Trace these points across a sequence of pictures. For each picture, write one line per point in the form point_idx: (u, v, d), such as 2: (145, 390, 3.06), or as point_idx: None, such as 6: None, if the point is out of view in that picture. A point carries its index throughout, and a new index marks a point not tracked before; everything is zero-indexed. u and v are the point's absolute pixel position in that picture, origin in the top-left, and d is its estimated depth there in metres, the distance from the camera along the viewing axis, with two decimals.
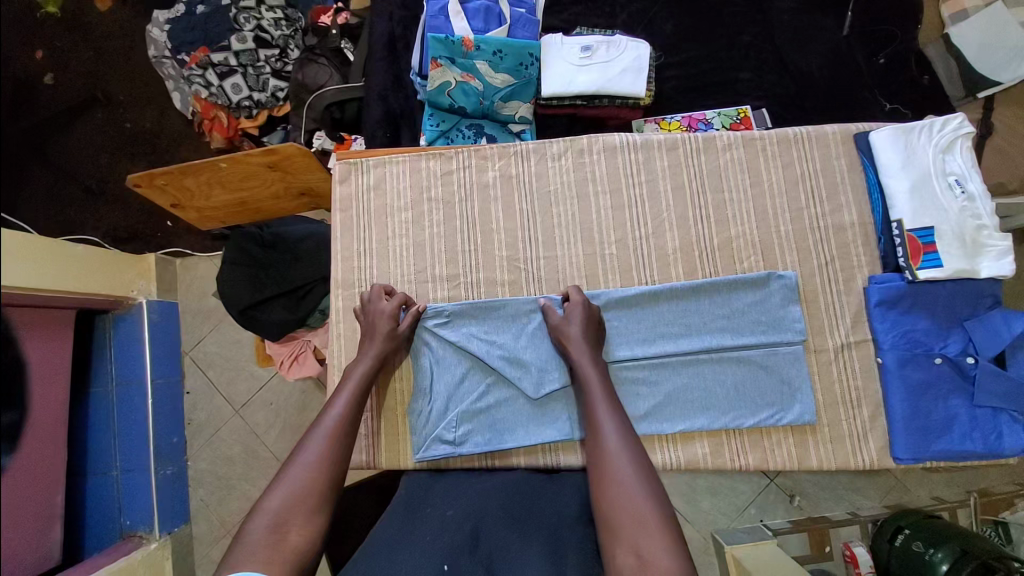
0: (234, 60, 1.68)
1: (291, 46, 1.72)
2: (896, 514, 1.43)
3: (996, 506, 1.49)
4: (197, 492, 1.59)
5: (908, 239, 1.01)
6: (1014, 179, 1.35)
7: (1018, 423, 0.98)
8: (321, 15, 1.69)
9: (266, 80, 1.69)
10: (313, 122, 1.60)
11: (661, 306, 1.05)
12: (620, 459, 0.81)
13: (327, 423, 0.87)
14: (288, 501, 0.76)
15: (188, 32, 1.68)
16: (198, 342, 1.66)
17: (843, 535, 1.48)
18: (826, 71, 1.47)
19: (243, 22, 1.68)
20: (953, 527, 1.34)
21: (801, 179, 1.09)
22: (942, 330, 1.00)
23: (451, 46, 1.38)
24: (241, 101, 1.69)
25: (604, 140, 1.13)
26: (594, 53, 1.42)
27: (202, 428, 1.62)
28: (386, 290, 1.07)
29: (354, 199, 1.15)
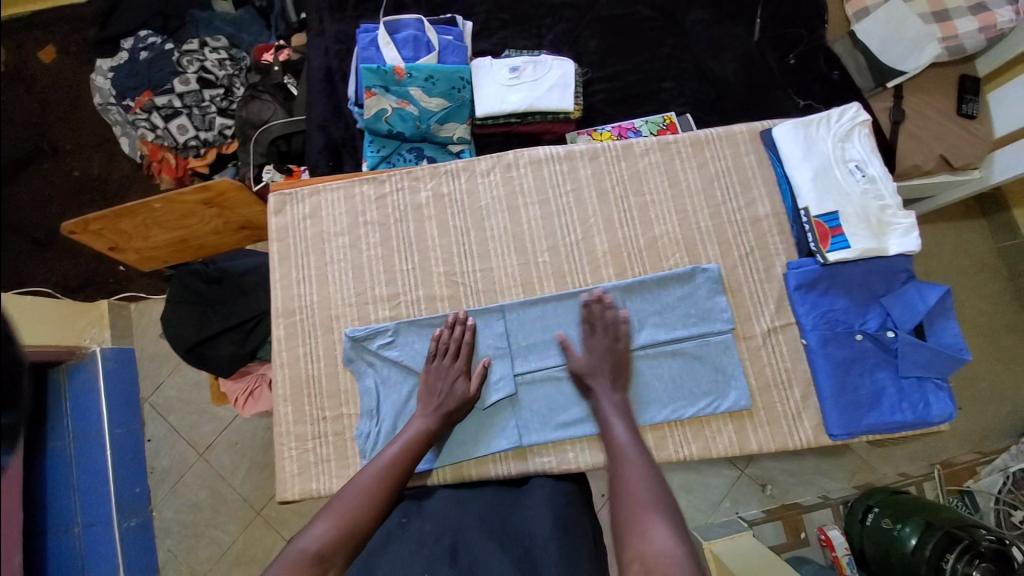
0: (178, 102, 1.70)
1: (236, 84, 1.76)
2: (867, 493, 1.51)
3: (961, 475, 1.63)
4: (165, 543, 1.54)
5: (816, 224, 1.05)
6: (929, 159, 1.51)
7: (942, 389, 1.03)
8: (263, 53, 1.75)
9: (212, 118, 1.72)
10: (261, 156, 1.65)
11: (596, 306, 1.08)
12: (637, 484, 0.83)
13: (380, 467, 0.91)
14: (330, 538, 0.81)
15: (131, 78, 1.72)
16: (158, 387, 1.63)
17: (817, 521, 1.54)
18: (740, 76, 1.56)
19: (186, 64, 1.71)
20: (918, 500, 1.42)
21: (715, 177, 1.14)
22: (860, 307, 1.05)
23: (383, 75, 1.44)
24: (188, 141, 1.71)
25: (529, 155, 1.17)
26: (522, 72, 1.49)
27: (165, 476, 1.58)
28: (454, 345, 1.05)
29: (290, 228, 1.15)
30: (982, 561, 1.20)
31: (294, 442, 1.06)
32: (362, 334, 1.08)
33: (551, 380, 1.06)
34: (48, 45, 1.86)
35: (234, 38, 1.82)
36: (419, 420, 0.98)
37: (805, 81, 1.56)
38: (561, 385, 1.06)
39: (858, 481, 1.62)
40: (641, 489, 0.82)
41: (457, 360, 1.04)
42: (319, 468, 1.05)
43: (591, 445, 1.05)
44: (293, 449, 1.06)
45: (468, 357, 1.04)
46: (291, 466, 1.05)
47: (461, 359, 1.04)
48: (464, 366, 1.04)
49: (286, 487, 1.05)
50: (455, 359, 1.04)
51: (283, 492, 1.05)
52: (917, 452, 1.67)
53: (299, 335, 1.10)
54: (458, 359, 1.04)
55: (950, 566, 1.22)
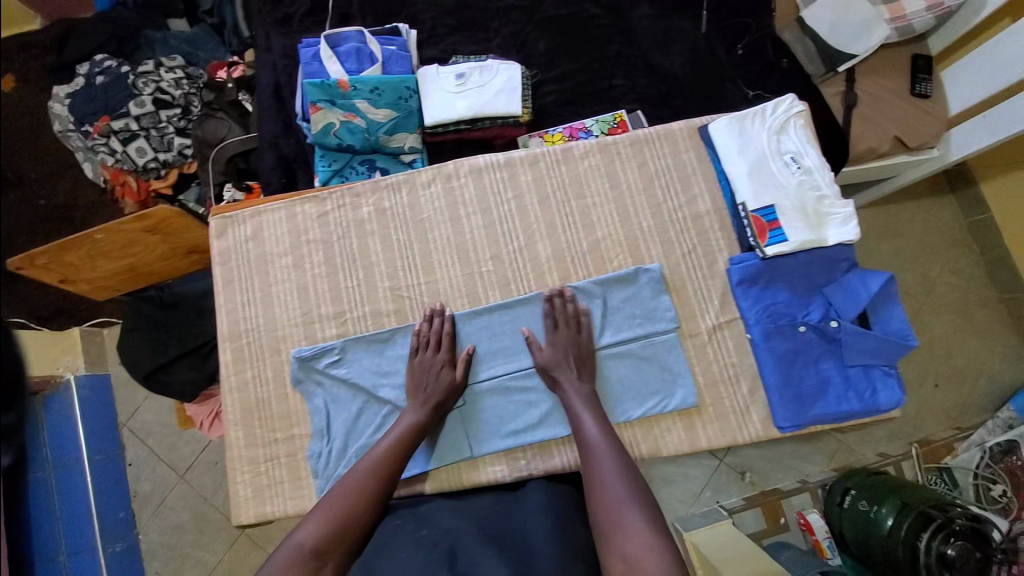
0: (135, 124, 1.68)
1: (193, 103, 1.74)
2: (845, 476, 1.49)
3: (939, 453, 1.64)
4: (151, 565, 1.54)
5: (754, 219, 1.05)
6: (884, 141, 1.50)
7: (890, 376, 1.02)
8: (217, 70, 1.73)
9: (171, 139, 1.70)
10: (220, 174, 1.64)
11: (541, 311, 1.08)
12: (610, 482, 0.85)
13: (372, 461, 0.92)
14: (323, 536, 0.82)
15: (87, 104, 1.71)
16: (134, 412, 1.62)
17: (796, 505, 1.56)
18: (687, 69, 1.56)
19: (142, 86, 1.70)
20: (896, 480, 1.42)
21: (655, 176, 1.14)
22: (803, 299, 1.04)
23: (328, 90, 1.42)
24: (148, 163, 1.69)
25: (469, 163, 1.16)
26: (467, 79, 1.48)
27: (149, 498, 1.58)
28: (437, 336, 1.06)
29: (233, 251, 1.15)
30: (958, 539, 1.21)
31: (246, 466, 1.05)
32: (309, 354, 1.07)
33: (499, 389, 1.06)
34: (7, 73, 1.84)
35: (190, 55, 1.79)
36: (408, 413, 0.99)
37: (754, 68, 1.57)
38: (510, 392, 1.06)
39: (837, 464, 1.64)
40: (616, 486, 0.84)
41: (439, 351, 1.04)
42: (273, 491, 1.04)
43: (542, 452, 1.05)
44: (245, 473, 1.05)
45: (451, 346, 1.05)
46: (245, 491, 1.05)
47: (442, 350, 1.04)
48: (447, 355, 1.04)
49: (241, 512, 1.04)
50: (436, 350, 1.04)
51: (238, 516, 1.04)
52: (896, 432, 1.68)
53: (247, 358, 1.10)
54: (441, 350, 1.04)
55: (926, 545, 1.22)
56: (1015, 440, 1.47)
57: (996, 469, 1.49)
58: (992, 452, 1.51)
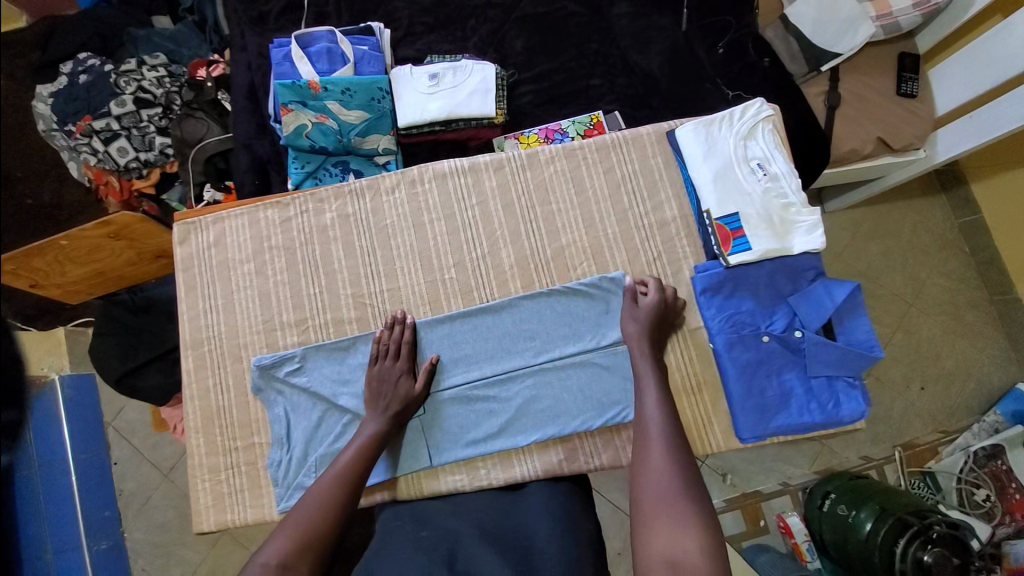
0: (116, 124, 1.62)
1: (176, 102, 1.67)
2: (827, 479, 1.47)
3: (924, 457, 1.57)
4: (137, 563, 1.53)
5: (717, 227, 1.04)
6: (866, 143, 1.45)
7: (853, 388, 1.02)
8: (197, 69, 1.67)
9: (153, 139, 1.64)
10: (200, 175, 1.60)
11: (502, 319, 1.08)
12: (666, 472, 0.82)
13: (336, 471, 0.90)
14: (290, 549, 0.78)
15: (69, 102, 1.64)
16: (119, 411, 1.61)
17: (776, 508, 1.52)
18: (666, 68, 1.52)
19: (124, 85, 1.63)
20: (879, 485, 1.38)
21: (622, 182, 1.13)
22: (766, 308, 1.04)
23: (298, 91, 1.39)
24: (129, 163, 1.63)
25: (433, 169, 1.15)
26: (440, 79, 1.44)
27: (133, 497, 1.57)
28: (396, 344, 1.05)
29: (196, 258, 1.14)
30: (935, 546, 1.15)
31: (207, 474, 1.06)
32: (269, 363, 1.06)
33: (459, 398, 1.05)
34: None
35: (173, 53, 1.72)
36: (365, 423, 0.98)
37: (734, 69, 1.51)
38: (469, 401, 1.05)
39: (819, 466, 1.62)
40: (665, 477, 0.81)
41: (396, 361, 1.03)
42: (234, 499, 1.05)
43: (503, 461, 1.04)
44: (206, 481, 1.06)
45: (410, 354, 1.04)
46: (206, 498, 1.05)
47: (401, 359, 1.03)
48: (405, 364, 1.03)
49: (202, 519, 1.05)
50: (394, 360, 1.03)
51: (199, 524, 1.05)
52: (880, 434, 1.64)
53: (208, 365, 1.10)
54: (399, 359, 1.03)
55: (902, 551, 1.16)
56: (999, 445, 1.44)
57: (980, 473, 1.43)
58: (976, 457, 1.45)
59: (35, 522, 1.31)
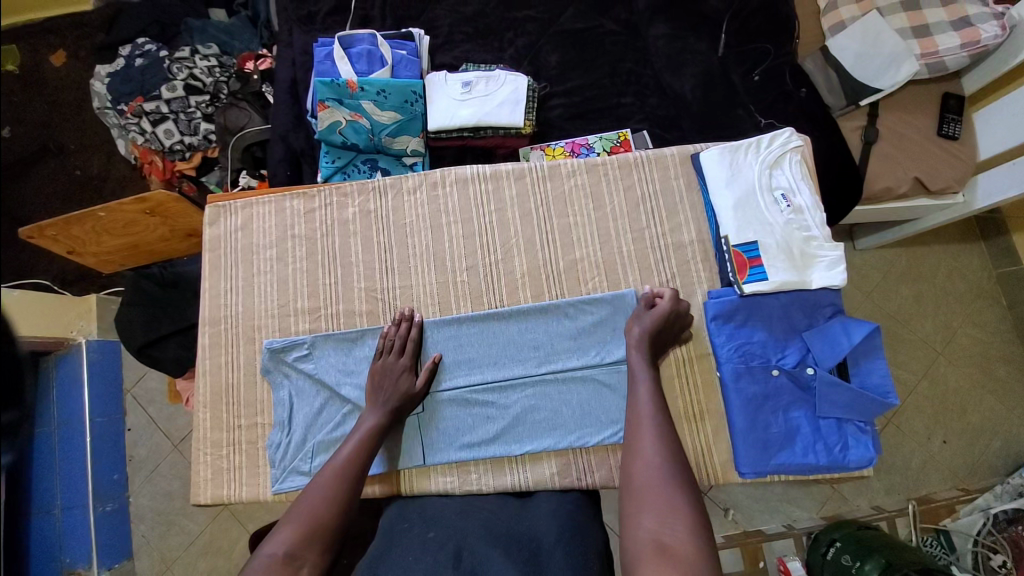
0: (166, 107, 1.70)
1: (222, 90, 1.74)
2: (831, 525, 1.40)
3: (937, 514, 1.51)
4: (139, 528, 1.57)
5: (734, 254, 1.04)
6: (901, 182, 1.40)
7: (863, 433, 0.99)
8: (246, 62, 1.75)
9: (198, 124, 1.71)
10: (237, 161, 1.64)
11: (506, 325, 1.09)
12: (656, 458, 0.81)
13: (337, 465, 0.89)
14: (295, 540, 0.78)
15: (125, 84, 1.73)
16: (140, 379, 1.66)
17: (777, 550, 1.44)
18: (699, 92, 1.48)
19: (176, 71, 1.72)
20: (884, 537, 1.31)
21: (641, 201, 1.14)
22: (778, 342, 1.02)
23: (336, 89, 1.42)
24: (174, 145, 1.70)
25: (456, 173, 1.18)
26: (473, 87, 1.47)
27: (143, 464, 1.61)
28: (400, 341, 1.06)
29: (222, 239, 1.19)
30: None
31: (210, 448, 1.09)
32: (279, 346, 1.09)
33: (450, 400, 1.06)
34: (60, 50, 1.89)
35: (226, 45, 1.79)
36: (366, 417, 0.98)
37: (768, 98, 1.49)
38: (468, 404, 1.05)
39: (828, 512, 1.54)
40: (657, 464, 0.80)
41: (400, 356, 1.05)
42: (232, 475, 1.08)
43: (495, 468, 1.04)
44: (208, 455, 1.09)
45: (414, 352, 1.05)
46: (206, 471, 1.09)
47: (405, 355, 1.05)
48: (409, 360, 1.04)
49: (199, 492, 1.08)
50: (398, 355, 1.04)
51: (197, 496, 1.08)
52: (894, 484, 1.57)
53: (222, 343, 1.13)
54: (403, 355, 1.05)
55: None
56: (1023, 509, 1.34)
57: (998, 538, 1.34)
58: (995, 520, 1.36)
59: None
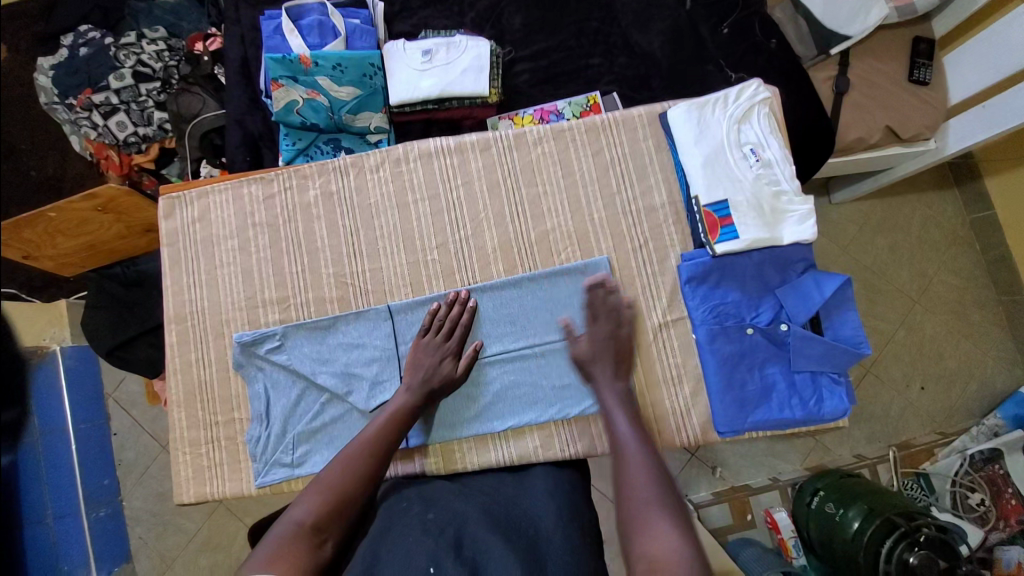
0: (115, 98, 1.58)
1: (174, 76, 1.62)
2: (816, 476, 1.45)
3: (916, 458, 1.54)
4: (136, 530, 1.56)
5: (705, 214, 1.03)
6: (873, 132, 1.39)
7: (837, 384, 1.01)
8: (195, 42, 1.63)
9: (151, 113, 1.60)
10: (196, 149, 1.58)
11: (483, 302, 1.07)
12: (643, 474, 0.79)
13: (366, 439, 0.88)
14: (321, 511, 0.77)
15: (71, 75, 1.60)
16: (120, 383, 1.63)
17: (764, 503, 1.50)
18: (667, 48, 1.45)
19: (123, 58, 1.60)
20: (867, 484, 1.35)
21: (611, 165, 1.11)
22: (752, 300, 1.02)
23: (289, 66, 1.34)
24: (128, 138, 1.60)
25: (418, 148, 1.13)
26: (434, 56, 1.40)
27: (134, 467, 1.60)
28: (440, 323, 1.04)
29: (179, 232, 1.14)
30: (921, 548, 1.14)
31: (187, 447, 1.08)
32: (250, 340, 1.07)
33: (483, 380, 1.05)
34: None
35: (173, 27, 1.68)
36: (400, 394, 0.97)
37: (739, 51, 1.44)
38: (481, 384, 1.05)
39: (811, 462, 1.59)
40: (643, 478, 0.79)
41: (446, 340, 1.03)
42: (213, 472, 1.07)
43: (479, 446, 1.04)
44: (187, 454, 1.08)
45: (462, 336, 1.03)
46: (186, 471, 1.07)
47: (452, 338, 1.03)
48: (454, 345, 1.02)
49: (182, 491, 1.07)
50: (444, 338, 1.03)
51: (179, 495, 1.07)
52: (875, 432, 1.61)
53: (190, 340, 1.10)
54: (450, 338, 1.03)
55: (888, 551, 1.16)
56: (998, 449, 1.44)
57: (975, 477, 1.43)
58: (972, 460, 1.45)
59: (35, 484, 1.39)
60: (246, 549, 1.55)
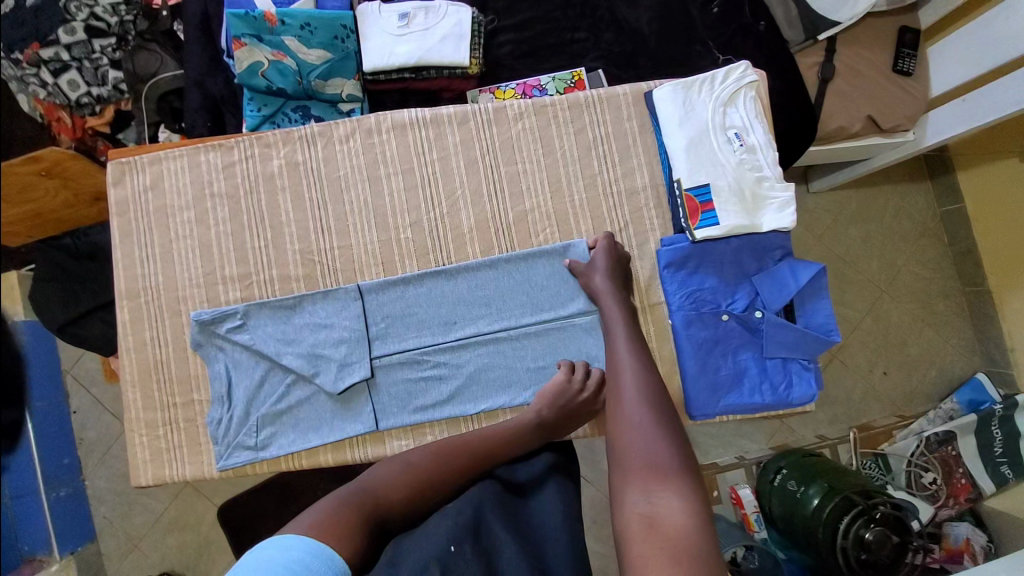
0: (65, 54, 1.39)
1: (133, 34, 1.45)
2: (779, 455, 1.48)
3: (876, 439, 1.59)
4: (99, 510, 1.51)
5: (687, 199, 1.01)
6: (855, 121, 1.38)
7: (807, 370, 1.02)
8: None
9: (105, 72, 1.42)
10: (154, 114, 1.47)
11: (458, 282, 1.04)
12: (641, 421, 0.73)
13: (484, 438, 0.83)
14: (397, 488, 0.75)
15: (16, 28, 1.38)
16: (77, 359, 1.55)
17: (729, 480, 1.53)
18: (655, 26, 1.40)
19: (74, 10, 1.38)
20: (828, 463, 1.39)
21: (593, 145, 1.07)
22: (728, 287, 1.02)
23: (253, 23, 1.24)
24: (81, 97, 1.43)
25: (392, 119, 1.07)
26: (411, 20, 1.32)
27: (94, 447, 1.53)
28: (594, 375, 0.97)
29: (131, 201, 1.06)
30: (877, 525, 1.19)
31: (144, 429, 1.02)
32: (209, 318, 1.01)
33: (458, 364, 1.02)
34: None
35: None
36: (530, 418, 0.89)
37: (727, 31, 1.40)
38: (451, 369, 1.02)
39: (776, 442, 1.64)
40: (643, 428, 0.72)
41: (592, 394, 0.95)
42: (172, 455, 1.02)
43: (450, 428, 1.03)
44: (143, 436, 1.03)
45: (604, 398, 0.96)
46: (143, 453, 1.02)
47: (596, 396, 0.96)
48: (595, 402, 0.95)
49: (139, 474, 1.02)
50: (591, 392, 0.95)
51: (136, 478, 1.02)
52: (838, 414, 1.66)
53: (144, 317, 1.04)
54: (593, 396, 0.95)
55: (845, 528, 1.20)
56: (951, 431, 1.48)
57: (930, 458, 1.48)
58: (928, 442, 1.49)
59: None
60: (216, 527, 1.52)
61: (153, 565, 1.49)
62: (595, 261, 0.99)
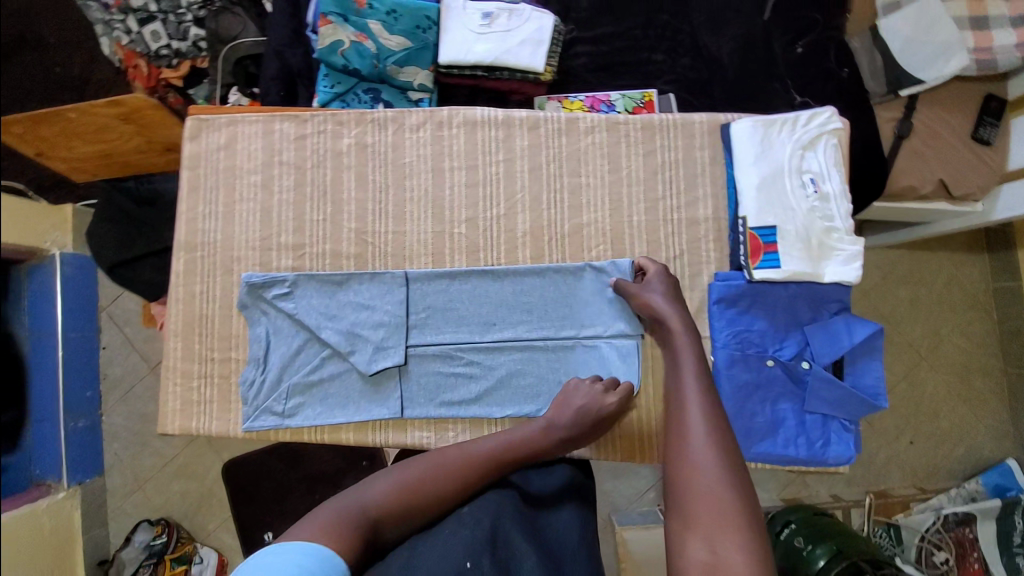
0: (154, 5, 1.47)
1: None
2: (789, 508, 1.43)
3: (892, 508, 1.54)
4: (112, 446, 1.55)
5: (750, 237, 0.99)
6: (926, 183, 1.33)
7: (846, 431, 0.98)
8: None
9: (188, 28, 1.49)
10: (229, 75, 1.50)
11: (504, 285, 1.04)
12: (705, 462, 0.70)
13: (479, 452, 0.79)
14: (392, 504, 0.73)
15: None
16: (116, 298, 1.59)
17: None
18: (735, 57, 1.38)
19: None
20: (839, 524, 1.34)
21: (660, 169, 1.06)
22: (778, 332, 0.99)
23: (342, 3, 1.28)
24: (160, 49, 1.48)
25: (465, 115, 1.07)
26: (494, 20, 1.33)
27: (117, 385, 1.58)
28: (613, 383, 0.92)
29: (203, 157, 1.09)
30: None
31: (178, 379, 1.05)
32: (259, 282, 1.03)
33: (491, 365, 1.02)
34: None
35: None
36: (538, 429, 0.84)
37: (808, 73, 1.37)
38: (483, 370, 1.02)
39: (787, 494, 1.57)
40: (711, 470, 0.69)
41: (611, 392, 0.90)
42: (201, 408, 1.05)
43: (473, 427, 1.02)
44: (177, 386, 1.05)
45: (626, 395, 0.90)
46: (173, 402, 1.05)
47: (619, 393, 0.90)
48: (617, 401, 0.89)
49: (166, 422, 1.05)
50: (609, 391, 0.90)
51: (163, 425, 1.05)
52: (858, 476, 1.60)
53: (197, 271, 1.06)
54: (612, 394, 0.90)
55: None
56: (971, 513, 1.44)
57: (944, 537, 1.44)
58: (946, 520, 1.45)
59: None
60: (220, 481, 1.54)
61: (155, 507, 1.53)
62: (649, 284, 0.96)
